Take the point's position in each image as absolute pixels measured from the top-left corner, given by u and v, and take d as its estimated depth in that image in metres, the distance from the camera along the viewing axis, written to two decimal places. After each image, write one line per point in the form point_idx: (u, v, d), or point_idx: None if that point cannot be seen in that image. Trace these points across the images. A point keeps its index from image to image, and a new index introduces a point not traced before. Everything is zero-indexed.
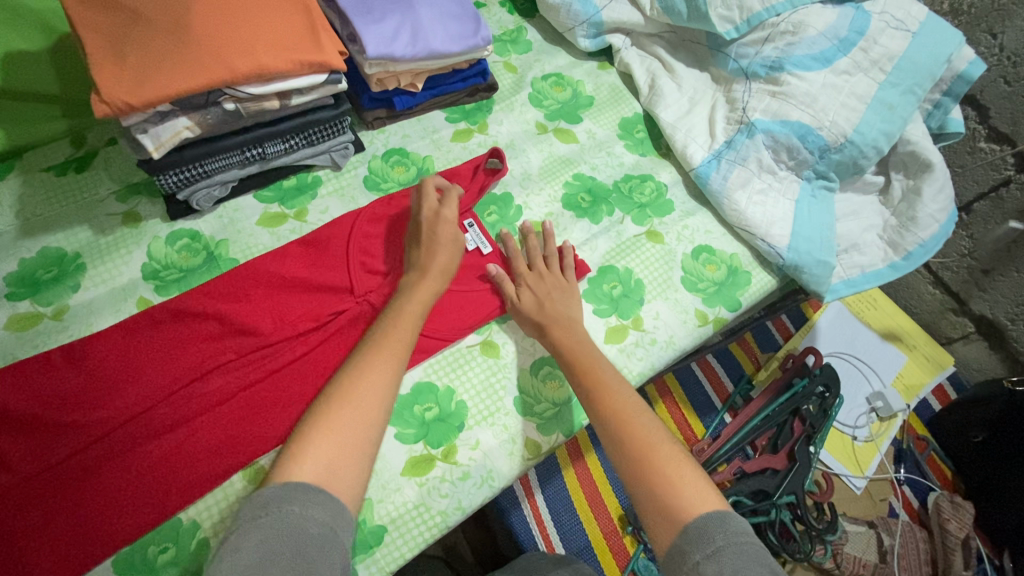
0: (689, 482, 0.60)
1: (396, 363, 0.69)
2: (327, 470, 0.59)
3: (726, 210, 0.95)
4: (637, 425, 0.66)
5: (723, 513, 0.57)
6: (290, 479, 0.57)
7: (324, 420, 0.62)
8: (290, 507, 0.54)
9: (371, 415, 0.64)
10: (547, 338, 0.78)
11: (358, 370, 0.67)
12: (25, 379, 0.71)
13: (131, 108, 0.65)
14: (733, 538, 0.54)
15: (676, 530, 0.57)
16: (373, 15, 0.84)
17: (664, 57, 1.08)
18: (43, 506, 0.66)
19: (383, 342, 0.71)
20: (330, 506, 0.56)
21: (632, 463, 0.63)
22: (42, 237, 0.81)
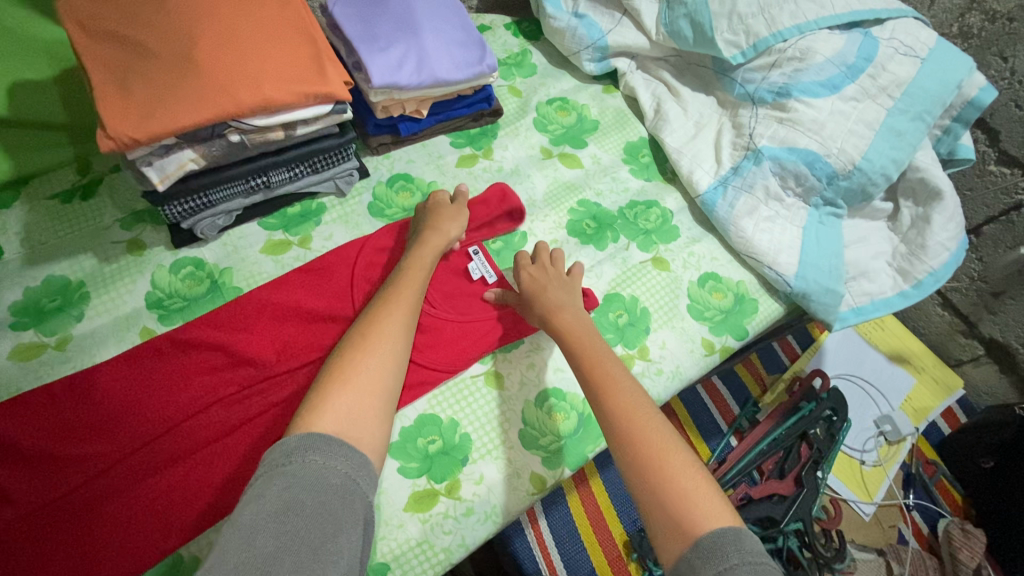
0: (702, 492, 0.57)
1: (406, 317, 0.70)
2: (348, 420, 0.58)
3: (732, 237, 0.95)
4: (649, 426, 0.63)
5: (738, 531, 0.53)
6: (313, 428, 0.55)
7: (344, 373, 0.62)
8: (312, 457, 0.53)
9: (387, 368, 0.64)
10: (552, 330, 0.77)
11: (374, 326, 0.67)
12: (28, 412, 0.71)
13: (136, 142, 0.65)
14: (748, 557, 0.51)
15: (686, 543, 0.53)
16: (379, 44, 0.84)
17: (670, 81, 1.08)
18: (42, 542, 0.65)
19: (392, 298, 0.72)
20: (353, 459, 0.55)
21: (640, 459, 0.60)
22: (47, 266, 0.81)
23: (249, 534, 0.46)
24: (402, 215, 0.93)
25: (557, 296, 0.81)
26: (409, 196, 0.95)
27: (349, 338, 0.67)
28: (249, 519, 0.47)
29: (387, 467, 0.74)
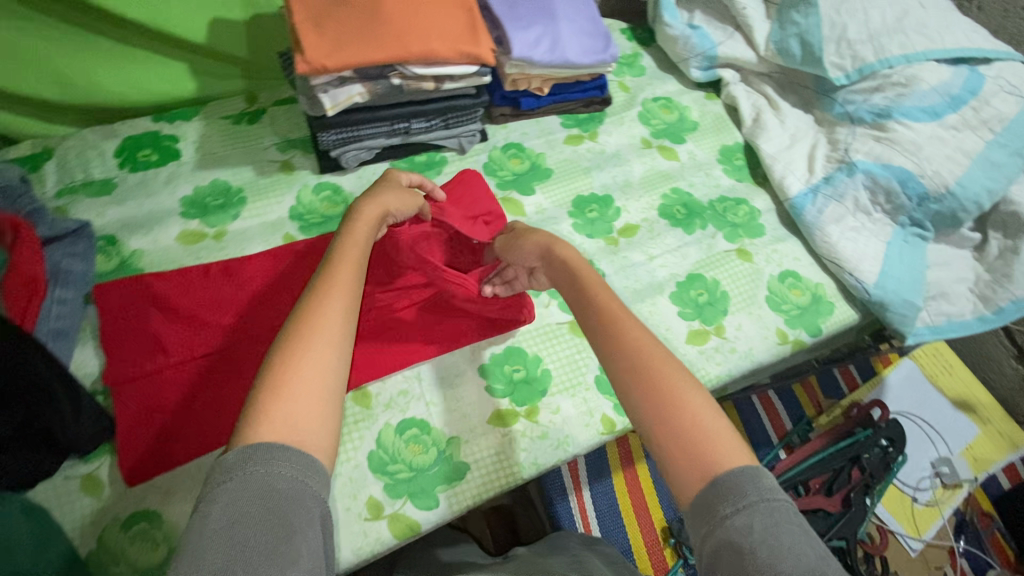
0: (718, 435, 0.54)
1: (344, 299, 0.61)
2: (290, 424, 0.51)
3: (817, 241, 1.00)
4: (666, 368, 0.58)
5: (756, 470, 0.52)
6: (253, 440, 0.49)
7: (275, 378, 0.53)
8: (253, 467, 0.48)
9: (326, 361, 0.55)
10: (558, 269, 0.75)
11: (305, 318, 0.58)
12: (190, 283, 0.84)
13: (324, 69, 0.78)
14: (765, 494, 0.49)
15: (701, 482, 0.51)
16: (521, 22, 0.95)
17: (771, 95, 1.15)
18: (188, 389, 0.77)
19: (328, 276, 0.63)
20: (303, 460, 0.50)
21: (655, 420, 0.56)
22: (214, 171, 0.95)
23: (200, 553, 0.43)
24: (512, 177, 1.02)
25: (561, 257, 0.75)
26: (519, 162, 1.04)
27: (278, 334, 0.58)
28: (198, 538, 0.44)
29: (476, 385, 0.83)
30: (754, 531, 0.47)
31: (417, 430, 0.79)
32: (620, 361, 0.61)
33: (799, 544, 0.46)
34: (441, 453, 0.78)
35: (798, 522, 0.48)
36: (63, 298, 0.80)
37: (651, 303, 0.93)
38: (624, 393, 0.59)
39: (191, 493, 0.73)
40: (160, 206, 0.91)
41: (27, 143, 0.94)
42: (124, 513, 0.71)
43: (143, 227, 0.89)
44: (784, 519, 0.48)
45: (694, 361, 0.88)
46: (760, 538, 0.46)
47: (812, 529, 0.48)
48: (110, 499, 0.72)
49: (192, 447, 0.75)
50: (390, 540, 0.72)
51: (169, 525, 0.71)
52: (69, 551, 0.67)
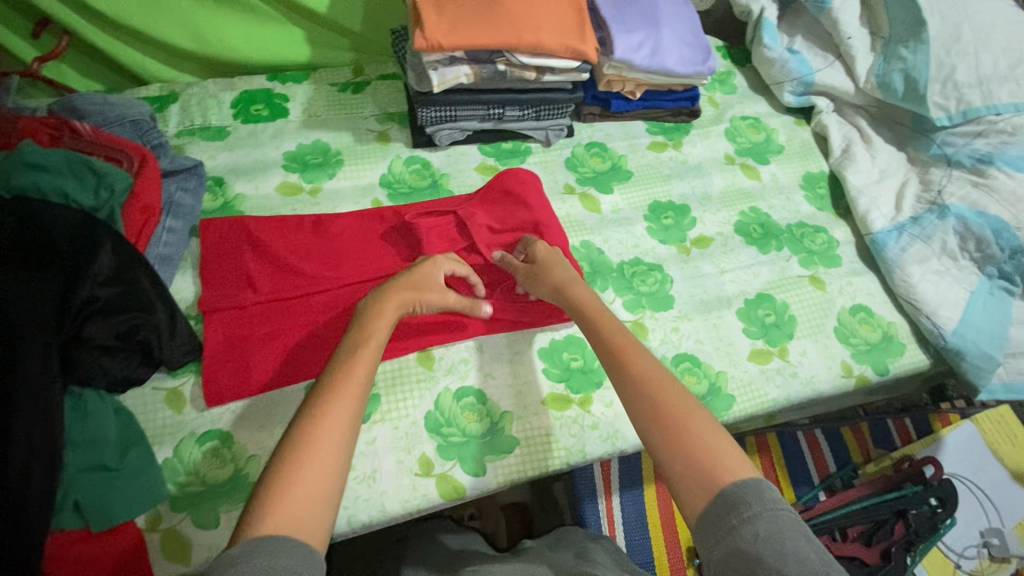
0: (727, 450, 0.59)
1: (354, 401, 0.62)
2: (293, 518, 0.53)
3: (896, 279, 0.97)
4: (673, 395, 0.65)
5: (758, 481, 0.56)
6: (258, 531, 0.51)
7: (282, 477, 0.55)
8: (257, 559, 0.48)
9: (331, 462, 0.57)
10: (564, 295, 0.80)
11: (315, 420, 0.59)
12: (285, 230, 0.90)
13: (439, 48, 0.83)
14: (769, 505, 0.53)
15: (710, 495, 0.56)
16: (626, 26, 0.97)
17: (864, 129, 1.13)
18: (269, 326, 0.83)
19: (342, 372, 0.64)
20: (303, 552, 0.51)
21: (668, 447, 0.60)
22: (317, 132, 1.01)
23: None
24: (592, 174, 1.04)
25: (578, 295, 0.79)
26: (601, 161, 1.06)
27: (289, 431, 0.59)
28: None
29: (535, 366, 0.85)
30: (760, 539, 0.51)
31: (473, 399, 0.82)
32: (645, 419, 0.63)
33: (802, 547, 0.50)
34: (493, 424, 0.80)
35: (799, 528, 0.52)
36: (172, 227, 0.88)
37: (717, 316, 0.93)
38: (642, 426, 0.64)
39: (261, 422, 0.78)
40: (264, 158, 0.97)
41: (156, 85, 1.02)
42: (199, 430, 0.77)
43: (248, 174, 0.95)
44: (788, 526, 0.52)
45: (754, 379, 0.88)
46: (766, 543, 0.51)
47: (808, 530, 0.53)
48: (188, 415, 0.78)
49: (269, 379, 0.80)
50: (436, 499, 0.75)
51: (238, 447, 0.76)
52: (149, 453, 0.73)
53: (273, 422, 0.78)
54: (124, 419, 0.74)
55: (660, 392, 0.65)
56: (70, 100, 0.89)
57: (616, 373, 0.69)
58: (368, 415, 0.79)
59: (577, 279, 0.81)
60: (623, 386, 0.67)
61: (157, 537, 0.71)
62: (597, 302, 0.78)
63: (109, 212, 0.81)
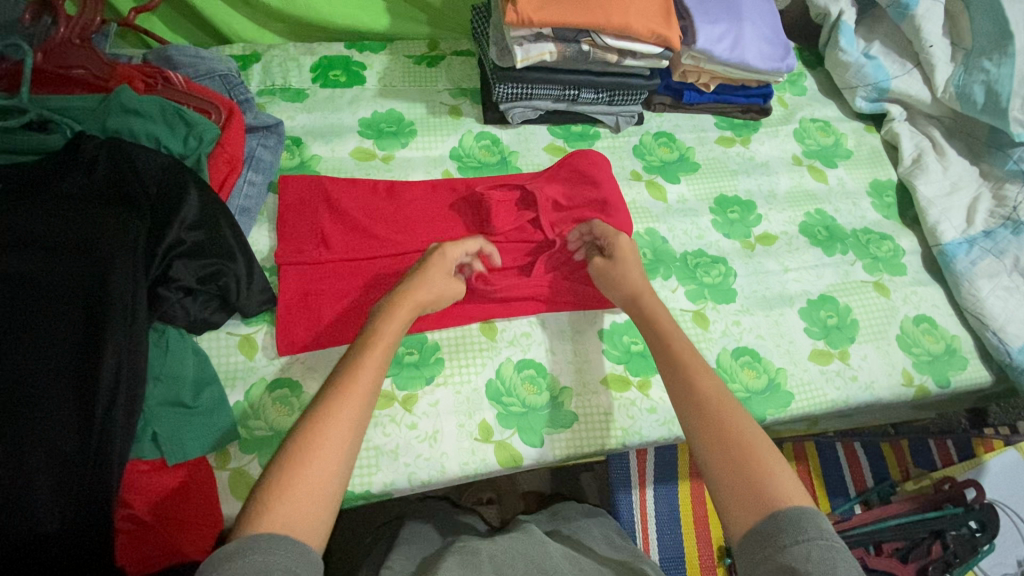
0: (785, 476, 0.59)
1: (358, 406, 0.61)
2: (290, 521, 0.52)
3: (963, 292, 0.96)
4: (737, 420, 0.64)
5: (815, 513, 0.56)
6: (255, 530, 0.51)
7: (283, 475, 0.55)
8: (252, 556, 0.48)
9: (332, 465, 0.57)
10: (638, 305, 0.80)
11: (318, 421, 0.59)
12: (359, 192, 0.91)
13: (530, 22, 0.83)
14: (824, 533, 0.53)
15: (761, 515, 0.56)
16: (710, 17, 0.97)
17: (938, 140, 1.11)
18: (341, 285, 0.84)
19: (349, 376, 0.64)
20: (298, 550, 0.51)
21: (725, 467, 0.61)
22: (391, 101, 1.03)
23: None
24: (660, 163, 1.04)
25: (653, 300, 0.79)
26: (669, 151, 1.06)
27: (294, 430, 0.59)
28: None
29: (595, 346, 0.85)
30: (812, 561, 0.51)
31: (533, 371, 0.82)
32: (703, 436, 0.63)
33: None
34: (553, 398, 0.81)
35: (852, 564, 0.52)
36: (252, 180, 0.90)
37: (779, 313, 0.92)
38: (697, 439, 0.64)
39: (329, 374, 0.79)
40: (341, 122, 0.99)
41: (239, 45, 1.04)
42: (269, 376, 0.79)
43: (325, 136, 0.97)
44: (843, 559, 0.51)
45: (814, 379, 0.87)
46: (819, 565, 0.50)
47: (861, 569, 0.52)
48: (259, 361, 0.79)
49: (338, 334, 0.81)
50: (494, 465, 0.76)
51: (306, 397, 0.78)
52: (222, 394, 0.75)
53: None
54: (201, 359, 0.76)
55: (723, 417, 0.64)
56: (165, 51, 0.92)
57: (680, 392, 0.69)
58: (431, 377, 0.80)
59: (653, 290, 0.81)
60: (684, 403, 0.67)
61: (226, 474, 0.73)
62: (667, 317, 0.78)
63: (196, 159, 0.84)
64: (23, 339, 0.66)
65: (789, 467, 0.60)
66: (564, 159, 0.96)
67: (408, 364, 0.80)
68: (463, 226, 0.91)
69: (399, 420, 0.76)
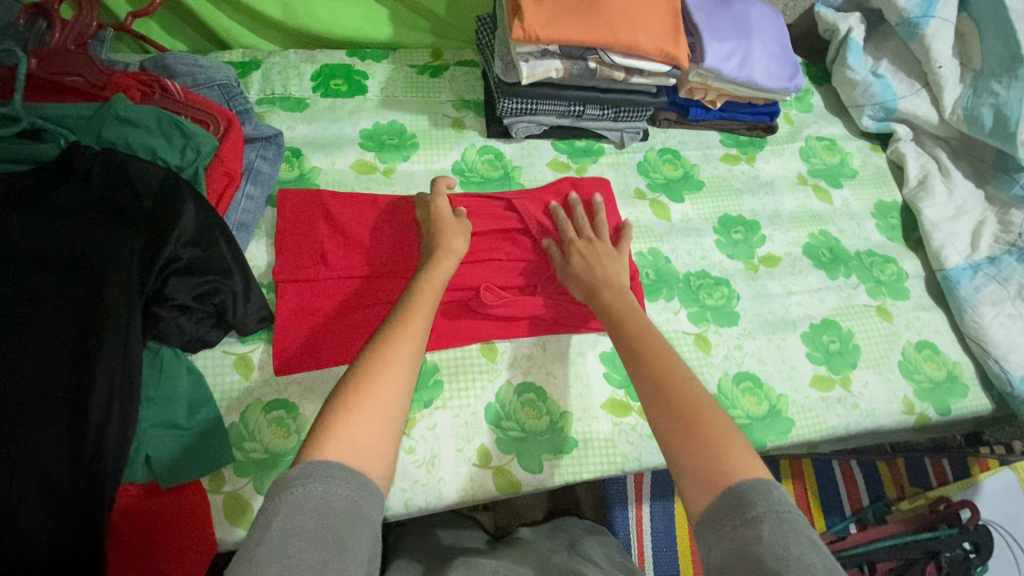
0: (738, 450, 0.57)
1: (414, 346, 0.62)
2: (353, 447, 0.52)
3: (966, 319, 0.95)
4: (689, 392, 0.62)
5: (770, 483, 0.54)
6: (317, 456, 0.51)
7: (346, 401, 0.55)
8: (312, 485, 0.48)
9: (393, 396, 0.57)
10: (596, 299, 0.80)
11: (376, 356, 0.60)
12: (359, 207, 0.90)
13: (537, 39, 0.82)
14: (775, 507, 0.51)
15: (717, 492, 0.54)
16: (718, 34, 0.96)
17: (944, 161, 1.10)
18: (340, 302, 0.83)
19: (401, 319, 0.65)
20: (356, 480, 0.50)
21: (683, 442, 0.59)
22: (393, 112, 1.01)
23: (281, 552, 0.44)
24: (664, 181, 1.03)
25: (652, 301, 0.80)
26: (673, 169, 1.04)
27: (352, 365, 0.60)
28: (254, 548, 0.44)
29: (596, 370, 0.85)
30: (762, 540, 0.48)
31: (533, 395, 0.81)
32: (660, 412, 0.62)
33: (807, 556, 0.47)
34: (553, 423, 0.80)
35: (808, 533, 0.49)
36: (250, 194, 0.88)
37: (781, 337, 0.91)
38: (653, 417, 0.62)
39: (325, 395, 0.78)
40: (341, 133, 0.97)
41: (239, 51, 1.02)
42: (265, 397, 0.77)
43: (325, 147, 0.95)
44: (794, 530, 0.49)
45: (815, 405, 0.87)
46: (768, 544, 0.48)
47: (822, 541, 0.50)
48: (255, 381, 0.78)
49: (338, 354, 0.80)
50: (492, 491, 0.75)
51: (302, 419, 0.76)
52: (217, 415, 0.74)
53: None
54: (196, 379, 0.75)
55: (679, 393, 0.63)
56: (163, 58, 0.90)
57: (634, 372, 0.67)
58: (431, 400, 0.79)
59: (616, 284, 0.80)
60: (638, 378, 0.66)
61: (220, 498, 0.72)
62: (631, 305, 0.77)
63: (193, 172, 0.82)
64: (17, 355, 0.65)
65: (739, 436, 0.59)
66: (561, 181, 0.96)
67: None
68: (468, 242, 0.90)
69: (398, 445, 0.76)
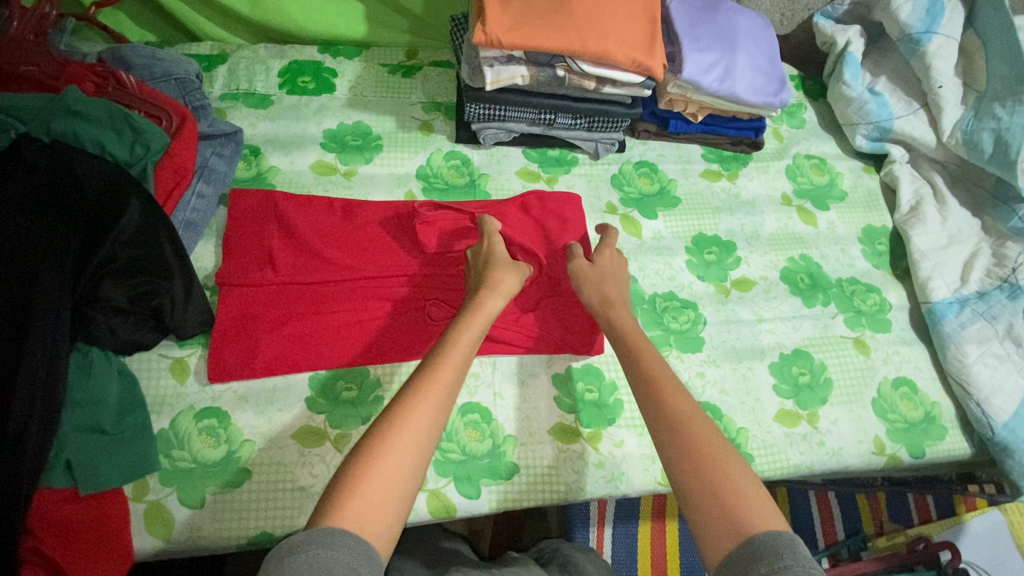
0: (759, 497, 0.54)
1: (436, 401, 0.60)
2: (361, 515, 0.51)
3: (949, 357, 0.90)
4: (706, 433, 0.60)
5: (789, 536, 0.51)
6: (325, 522, 0.50)
7: (362, 467, 0.54)
8: (315, 551, 0.47)
9: (410, 461, 0.56)
10: (606, 315, 0.78)
11: (399, 416, 0.58)
12: (313, 210, 0.87)
13: (500, 45, 0.78)
14: (803, 561, 0.48)
15: (736, 542, 0.51)
16: (700, 44, 0.91)
17: (940, 187, 1.04)
18: (284, 308, 0.81)
19: (428, 370, 0.63)
20: (360, 547, 0.49)
21: (697, 486, 0.56)
22: (360, 113, 0.98)
23: None
24: (639, 195, 0.98)
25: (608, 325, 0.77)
26: (649, 183, 1.00)
27: (375, 421, 0.59)
28: None
29: (547, 392, 0.81)
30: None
31: (477, 416, 0.78)
32: (673, 451, 0.59)
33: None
34: (495, 447, 0.77)
35: None
36: (201, 192, 0.86)
37: (747, 367, 0.87)
38: (670, 460, 0.59)
39: (260, 405, 0.76)
40: (304, 133, 0.94)
41: (207, 43, 1.00)
42: (198, 404, 0.75)
43: (285, 147, 0.93)
44: None
45: (777, 441, 0.82)
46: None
47: None
48: (189, 387, 0.76)
49: (274, 361, 0.77)
50: (424, 515, 0.73)
51: (234, 429, 0.74)
52: (146, 421, 0.72)
53: (272, 409, 0.76)
54: (127, 383, 0.73)
55: (695, 433, 0.60)
56: (119, 51, 0.89)
57: (650, 405, 0.65)
58: (369, 416, 0.76)
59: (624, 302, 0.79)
60: (655, 422, 0.63)
61: (142, 507, 0.70)
62: (638, 329, 0.76)
63: (142, 168, 0.80)
64: None
65: (757, 481, 0.56)
66: (526, 194, 0.93)
67: (344, 400, 0.77)
68: (422, 251, 0.86)
69: (329, 461, 0.74)
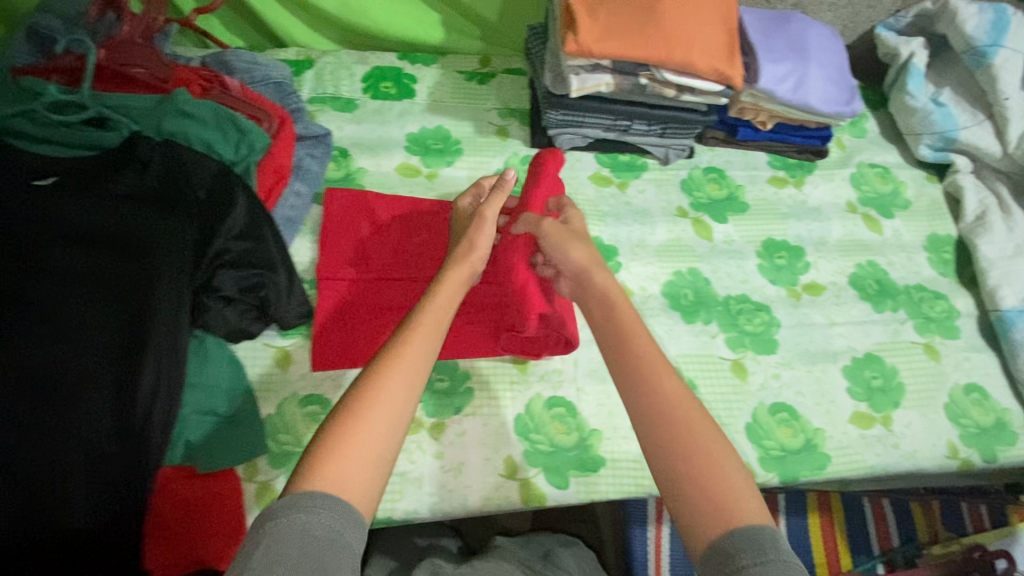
0: (742, 483, 0.51)
1: (417, 360, 0.56)
2: (340, 478, 0.47)
3: (1020, 364, 0.91)
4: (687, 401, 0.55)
5: (773, 527, 0.48)
6: (300, 486, 0.47)
7: (336, 427, 0.50)
8: (295, 515, 0.44)
9: (390, 416, 0.52)
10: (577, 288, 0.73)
11: (374, 372, 0.54)
12: (402, 209, 0.91)
13: (589, 54, 0.82)
14: (785, 556, 0.45)
15: (716, 530, 0.48)
16: (774, 55, 0.94)
17: (1006, 197, 1.05)
18: (376, 302, 0.84)
19: (406, 331, 0.59)
20: (341, 510, 0.46)
21: (670, 458, 0.52)
22: (440, 118, 1.02)
23: None
24: (707, 201, 1.01)
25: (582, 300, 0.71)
26: (718, 188, 1.02)
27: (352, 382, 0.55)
28: None
29: None
30: None
31: (563, 410, 0.81)
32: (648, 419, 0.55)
33: None
34: (581, 439, 0.79)
35: None
36: (298, 191, 0.90)
37: (821, 369, 0.89)
38: (642, 429, 0.55)
39: None
40: (388, 136, 0.99)
41: (294, 50, 1.05)
42: (302, 392, 0.79)
43: (372, 150, 0.97)
44: None
45: (853, 442, 0.84)
46: None
47: None
48: (293, 375, 0.80)
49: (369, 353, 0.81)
50: (517, 503, 0.75)
51: None
52: (254, 407, 0.75)
53: None
54: (235, 368, 0.77)
55: (674, 400, 0.55)
56: (223, 56, 0.95)
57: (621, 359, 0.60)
58: (462, 407, 0.80)
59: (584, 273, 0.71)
60: (628, 387, 0.58)
61: (253, 488, 0.73)
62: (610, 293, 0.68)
63: (245, 167, 0.84)
64: (82, 331, 0.67)
65: (743, 465, 0.53)
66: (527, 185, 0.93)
67: (438, 391, 0.80)
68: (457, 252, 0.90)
69: (425, 448, 0.77)
